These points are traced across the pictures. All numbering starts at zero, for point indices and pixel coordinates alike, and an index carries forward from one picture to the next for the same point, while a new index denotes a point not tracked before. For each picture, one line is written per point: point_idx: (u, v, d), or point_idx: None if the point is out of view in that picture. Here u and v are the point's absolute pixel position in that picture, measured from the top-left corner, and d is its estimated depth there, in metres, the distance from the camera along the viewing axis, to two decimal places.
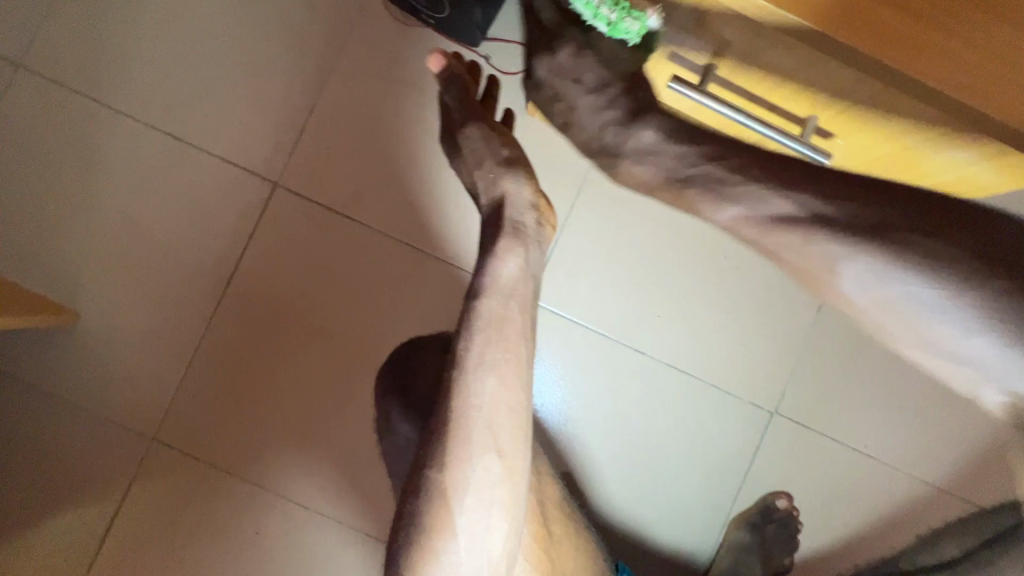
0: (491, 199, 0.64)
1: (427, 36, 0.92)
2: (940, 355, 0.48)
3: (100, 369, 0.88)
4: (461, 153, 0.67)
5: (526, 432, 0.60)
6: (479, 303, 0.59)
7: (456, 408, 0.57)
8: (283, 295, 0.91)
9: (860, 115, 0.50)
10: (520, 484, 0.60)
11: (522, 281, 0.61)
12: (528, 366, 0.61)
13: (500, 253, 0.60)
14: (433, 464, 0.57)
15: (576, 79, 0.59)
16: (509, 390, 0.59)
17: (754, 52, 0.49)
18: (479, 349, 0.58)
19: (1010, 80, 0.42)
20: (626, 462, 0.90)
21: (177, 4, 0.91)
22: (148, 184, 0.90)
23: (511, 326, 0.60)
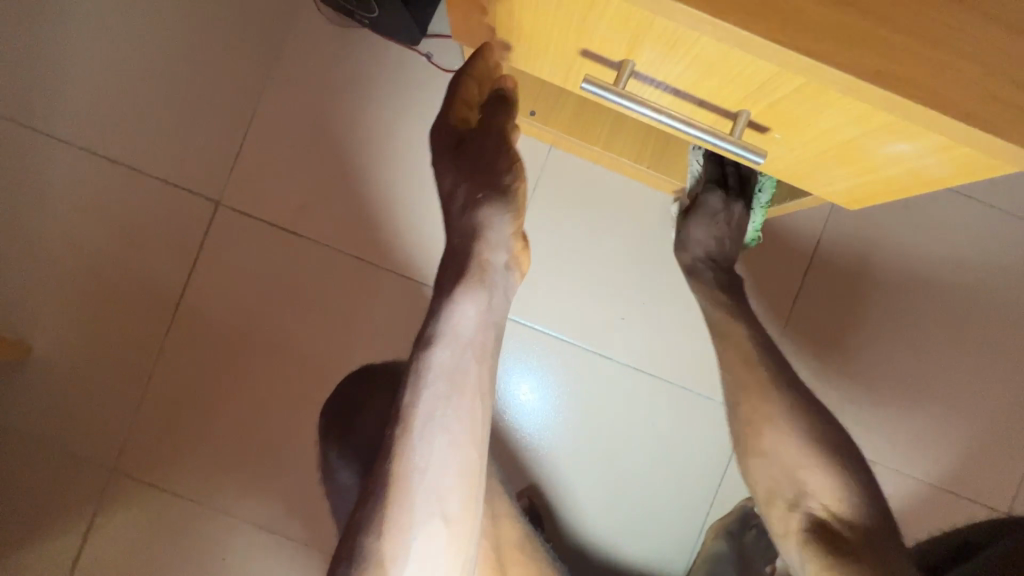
0: (467, 226, 0.56)
1: (366, 37, 0.88)
2: (792, 490, 0.66)
3: (54, 403, 0.87)
4: (463, 161, 0.57)
5: (477, 496, 0.57)
6: (432, 354, 0.55)
7: (395, 467, 0.54)
8: (235, 318, 0.88)
9: (797, 112, 0.43)
10: (467, 550, 0.57)
11: (482, 332, 0.57)
12: (482, 424, 0.58)
13: (456, 299, 0.55)
14: (369, 532, 0.53)
15: (720, 241, 0.77)
16: (459, 448, 0.56)
17: (669, 51, 0.42)
18: (430, 403, 0.55)
19: (961, 69, 0.36)
20: (598, 481, 0.87)
21: (105, 21, 0.87)
22: (89, 210, 0.87)
23: (465, 380, 0.56)
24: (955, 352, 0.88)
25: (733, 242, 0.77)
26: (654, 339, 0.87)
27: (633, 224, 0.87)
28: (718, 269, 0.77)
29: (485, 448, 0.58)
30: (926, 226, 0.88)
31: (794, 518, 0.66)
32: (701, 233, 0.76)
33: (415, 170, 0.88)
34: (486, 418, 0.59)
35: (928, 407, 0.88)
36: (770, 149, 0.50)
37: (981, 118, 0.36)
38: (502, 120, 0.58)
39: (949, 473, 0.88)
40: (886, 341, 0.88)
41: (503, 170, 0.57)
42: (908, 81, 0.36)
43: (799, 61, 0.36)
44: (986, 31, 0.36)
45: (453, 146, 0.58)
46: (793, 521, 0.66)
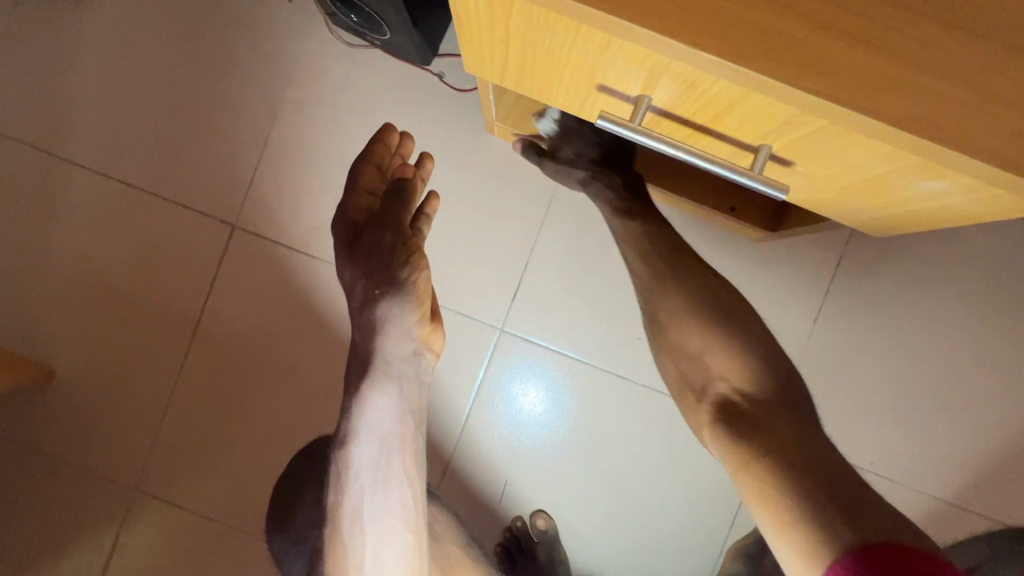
0: (367, 323, 0.58)
1: (377, 57, 0.87)
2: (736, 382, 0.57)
3: (77, 425, 0.89)
4: (361, 253, 0.60)
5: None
6: (350, 453, 0.56)
7: (334, 567, 0.56)
8: (250, 340, 0.89)
9: (819, 149, 0.42)
10: None
11: (399, 417, 0.59)
12: (415, 504, 0.60)
13: (365, 396, 0.56)
14: None
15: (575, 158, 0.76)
16: (398, 536, 0.58)
17: (687, 91, 0.41)
18: (359, 500, 0.57)
19: (997, 112, 0.34)
20: (607, 507, 0.87)
21: (119, 47, 0.88)
22: (107, 234, 0.89)
23: (392, 466, 0.58)
24: (986, 369, 0.85)
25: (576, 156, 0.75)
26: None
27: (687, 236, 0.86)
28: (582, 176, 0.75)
29: (424, 525, 0.60)
30: (953, 239, 0.85)
31: (704, 410, 0.59)
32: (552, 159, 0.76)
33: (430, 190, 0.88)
34: (422, 494, 0.61)
35: (959, 426, 0.85)
36: (793, 180, 0.48)
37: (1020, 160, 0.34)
38: (394, 205, 0.61)
39: (982, 495, 0.85)
40: (910, 357, 0.86)
41: (400, 265, 0.58)
42: (941, 122, 0.34)
43: (823, 105, 0.34)
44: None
45: (352, 237, 0.62)
46: (703, 413, 0.59)
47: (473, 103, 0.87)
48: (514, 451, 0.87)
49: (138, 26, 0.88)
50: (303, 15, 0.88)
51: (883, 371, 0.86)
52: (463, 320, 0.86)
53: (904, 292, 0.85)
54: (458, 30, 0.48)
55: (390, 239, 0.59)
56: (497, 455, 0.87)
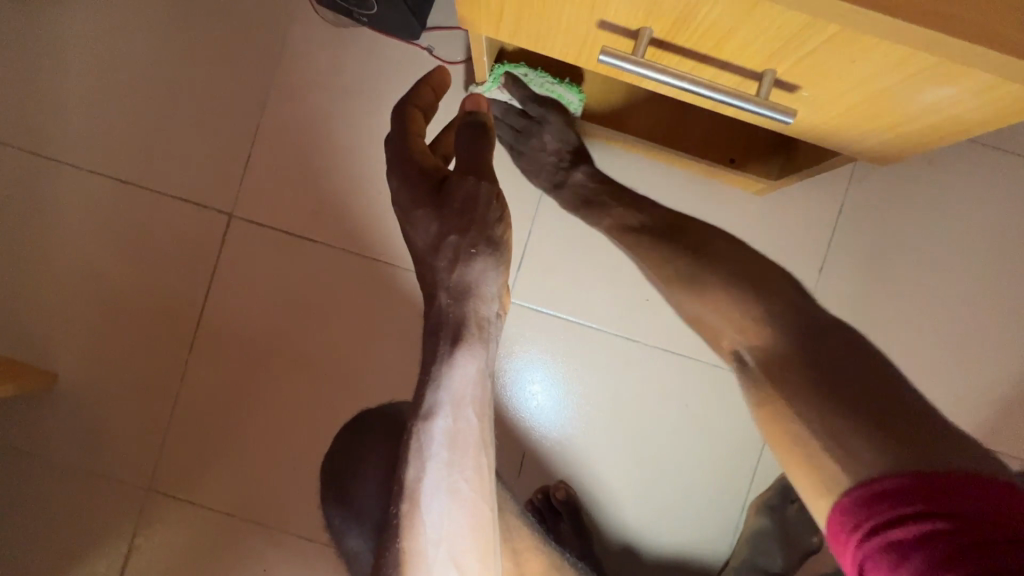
0: (455, 286, 0.57)
1: (364, 35, 0.87)
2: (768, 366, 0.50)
3: (83, 428, 0.87)
4: (453, 200, 0.57)
5: (493, 546, 0.59)
6: (433, 424, 0.56)
7: (411, 543, 0.55)
8: (255, 329, 0.88)
9: (826, 69, 0.42)
10: None
11: (479, 388, 0.58)
12: (490, 474, 0.59)
13: (455, 361, 0.56)
14: None
15: (544, 149, 0.76)
16: (471, 506, 0.57)
17: (690, 14, 0.41)
18: (435, 472, 0.56)
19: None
20: (635, 480, 0.86)
21: (100, 41, 0.87)
22: (101, 233, 0.87)
23: (468, 438, 0.57)
24: (994, 307, 0.86)
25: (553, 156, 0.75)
26: (686, 321, 0.86)
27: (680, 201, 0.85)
28: (566, 169, 0.74)
29: (496, 496, 0.60)
30: (954, 180, 0.85)
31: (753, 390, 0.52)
32: (552, 178, 0.76)
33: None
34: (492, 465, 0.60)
35: (967, 361, 0.86)
36: (798, 107, 0.48)
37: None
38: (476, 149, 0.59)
39: (993, 428, 0.85)
40: (919, 301, 0.86)
41: (494, 222, 0.58)
42: (956, 17, 0.34)
43: (837, 7, 0.34)
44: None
45: (435, 186, 0.58)
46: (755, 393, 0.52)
47: (464, 75, 0.86)
48: (536, 432, 0.86)
49: (118, 19, 0.87)
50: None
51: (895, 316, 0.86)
52: None
53: (906, 233, 0.86)
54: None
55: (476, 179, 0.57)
56: (516, 431, 0.86)
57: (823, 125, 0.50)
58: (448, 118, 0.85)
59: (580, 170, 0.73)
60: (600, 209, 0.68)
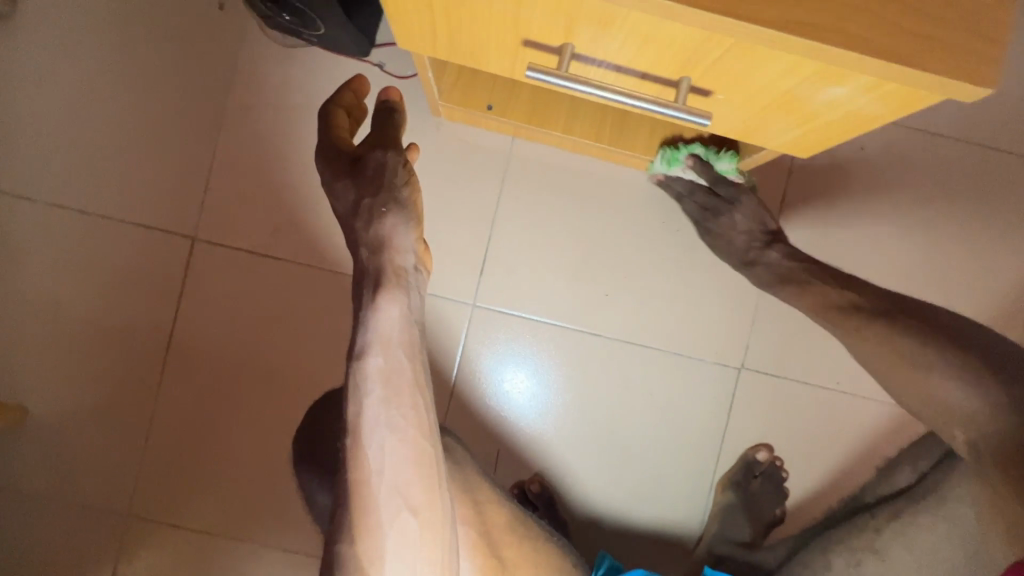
0: (371, 239, 0.60)
1: (316, 54, 0.89)
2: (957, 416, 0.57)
3: (60, 459, 0.87)
4: (365, 168, 0.62)
5: (437, 482, 0.60)
6: (365, 362, 0.58)
7: (357, 475, 0.58)
8: (226, 348, 0.89)
9: (732, 74, 0.46)
10: (441, 539, 0.60)
11: (407, 330, 0.60)
12: (428, 412, 0.61)
13: (378, 305, 0.59)
14: (342, 540, 0.57)
15: (749, 224, 0.79)
16: (411, 441, 0.59)
17: (603, 31, 0.44)
18: (374, 408, 0.58)
19: (870, 6, 0.37)
20: (597, 452, 0.90)
21: (53, 74, 0.87)
22: (66, 264, 0.87)
23: (402, 377, 0.59)
24: (934, 280, 0.91)
25: (749, 237, 0.79)
26: (637, 302, 0.90)
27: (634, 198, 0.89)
28: (765, 245, 0.78)
29: (436, 435, 0.61)
30: (890, 161, 0.90)
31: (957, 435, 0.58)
32: (743, 254, 0.79)
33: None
34: (432, 405, 0.62)
35: None
36: (716, 109, 0.52)
37: (894, 47, 0.38)
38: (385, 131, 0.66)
39: None
40: (867, 278, 0.90)
41: (401, 180, 0.62)
42: (831, 25, 0.37)
43: (725, 22, 0.38)
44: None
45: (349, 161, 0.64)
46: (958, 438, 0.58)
47: (416, 88, 0.88)
48: (504, 421, 0.89)
49: (71, 52, 0.87)
50: (236, 20, 0.88)
51: None
52: (437, 300, 0.87)
53: (850, 217, 0.90)
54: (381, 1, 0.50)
55: (381, 155, 0.63)
56: (490, 428, 0.89)
57: (743, 124, 0.54)
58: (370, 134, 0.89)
59: (775, 249, 0.77)
60: (801, 286, 0.72)
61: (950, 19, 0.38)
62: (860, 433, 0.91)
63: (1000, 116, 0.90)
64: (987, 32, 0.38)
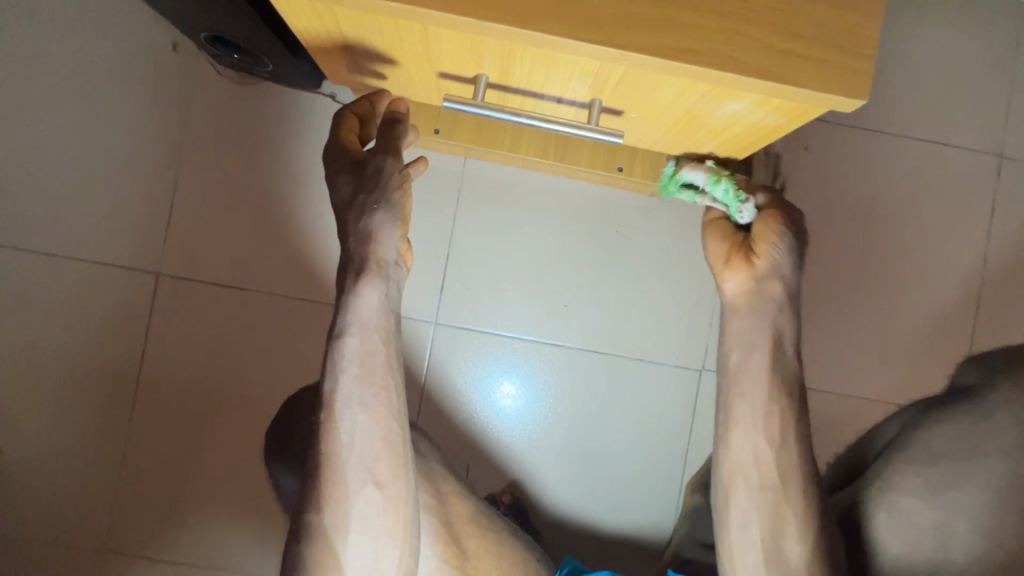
0: (357, 232, 0.60)
1: (269, 88, 0.91)
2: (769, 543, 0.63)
3: (34, 499, 0.88)
4: (364, 169, 0.60)
5: (404, 460, 0.62)
6: (343, 341, 0.60)
7: (326, 448, 0.60)
8: (194, 380, 0.90)
9: (636, 94, 0.48)
10: (407, 510, 0.62)
11: (384, 317, 0.62)
12: (399, 394, 0.63)
13: (358, 291, 0.60)
14: (311, 506, 0.59)
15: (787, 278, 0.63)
16: (381, 421, 0.61)
17: (509, 60, 0.46)
18: (348, 385, 0.60)
19: (747, 30, 0.40)
20: (571, 447, 0.91)
21: (13, 123, 0.89)
22: (32, 307, 0.89)
23: (377, 359, 0.62)
24: (886, 272, 0.92)
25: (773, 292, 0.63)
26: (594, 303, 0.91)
27: (586, 209, 0.91)
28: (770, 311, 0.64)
29: (407, 416, 0.63)
30: (832, 158, 0.92)
31: None
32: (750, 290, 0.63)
33: None
34: (404, 389, 0.64)
35: (870, 326, 0.92)
36: (633, 126, 0.54)
37: (772, 66, 0.40)
38: (393, 137, 0.62)
39: (901, 387, 0.92)
40: (819, 273, 0.92)
41: (392, 179, 0.60)
42: (710, 49, 0.39)
43: (608, 52, 0.40)
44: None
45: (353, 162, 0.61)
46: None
47: None
48: (476, 425, 0.91)
49: (29, 100, 0.89)
50: (187, 62, 0.90)
51: None
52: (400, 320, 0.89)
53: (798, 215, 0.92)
54: (296, 29, 0.52)
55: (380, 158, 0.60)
56: (457, 444, 0.90)
57: (658, 136, 0.57)
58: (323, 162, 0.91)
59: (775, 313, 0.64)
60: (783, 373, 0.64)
61: (819, 37, 0.40)
62: (825, 429, 0.91)
63: (938, 108, 0.93)
64: (857, 49, 0.40)
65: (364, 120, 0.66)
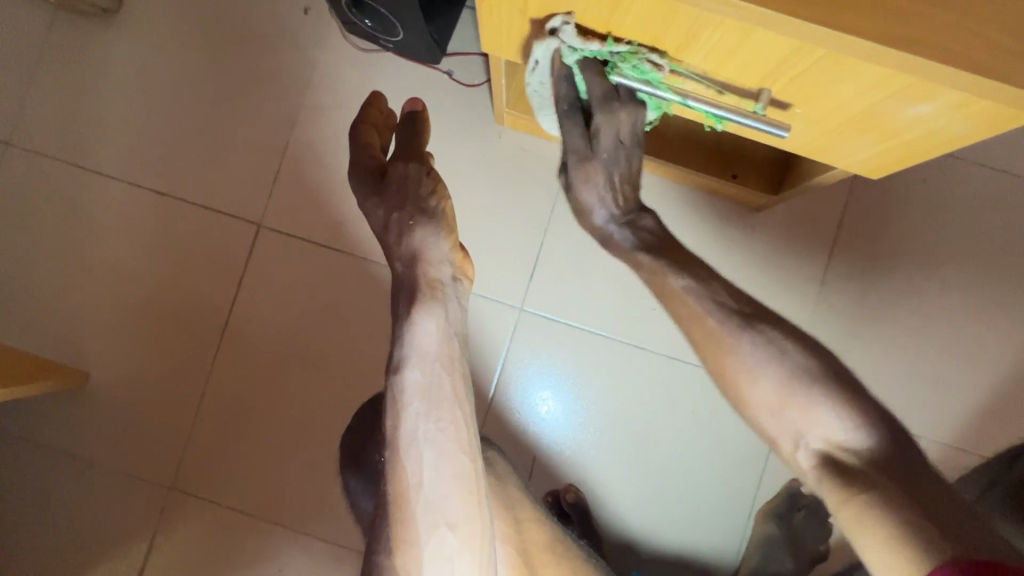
0: (406, 255, 0.62)
1: (389, 60, 0.93)
2: (784, 426, 0.50)
3: (112, 426, 0.91)
4: (388, 186, 0.64)
5: (478, 497, 0.57)
6: (402, 375, 0.58)
7: (393, 490, 0.56)
8: (278, 333, 0.92)
9: (812, 86, 0.47)
10: (487, 551, 0.57)
11: (445, 344, 0.59)
12: (470, 425, 0.59)
13: (414, 319, 0.59)
14: (383, 550, 0.56)
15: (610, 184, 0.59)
16: (451, 456, 0.57)
17: (688, 37, 0.46)
18: (413, 423, 0.57)
19: (959, 25, 0.38)
20: (642, 454, 0.89)
21: (147, 65, 0.94)
22: (137, 241, 0.92)
23: (441, 390, 0.58)
24: (994, 317, 0.88)
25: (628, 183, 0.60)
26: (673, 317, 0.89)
27: (688, 216, 0.89)
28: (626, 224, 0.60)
29: (478, 448, 0.59)
30: (951, 193, 0.88)
31: None
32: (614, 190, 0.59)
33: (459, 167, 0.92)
34: (475, 418, 0.61)
35: (969, 372, 0.87)
36: (793, 123, 0.53)
37: (982, 63, 0.38)
38: (410, 146, 0.67)
39: (998, 439, 0.86)
40: (922, 309, 0.88)
41: (428, 196, 0.64)
42: (922, 41, 0.38)
43: (814, 32, 0.39)
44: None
45: (376, 179, 0.66)
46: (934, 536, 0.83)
47: (480, 97, 0.92)
48: (547, 417, 0.89)
49: (165, 45, 0.94)
50: (317, 28, 0.93)
51: (893, 329, 0.88)
52: (487, 302, 0.89)
53: (907, 247, 0.88)
54: (478, 8, 0.52)
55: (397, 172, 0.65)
56: (522, 437, 0.89)
57: (812, 141, 0.55)
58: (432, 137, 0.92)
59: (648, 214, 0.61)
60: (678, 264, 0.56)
61: None
62: None
63: None
64: None
65: (382, 131, 0.72)
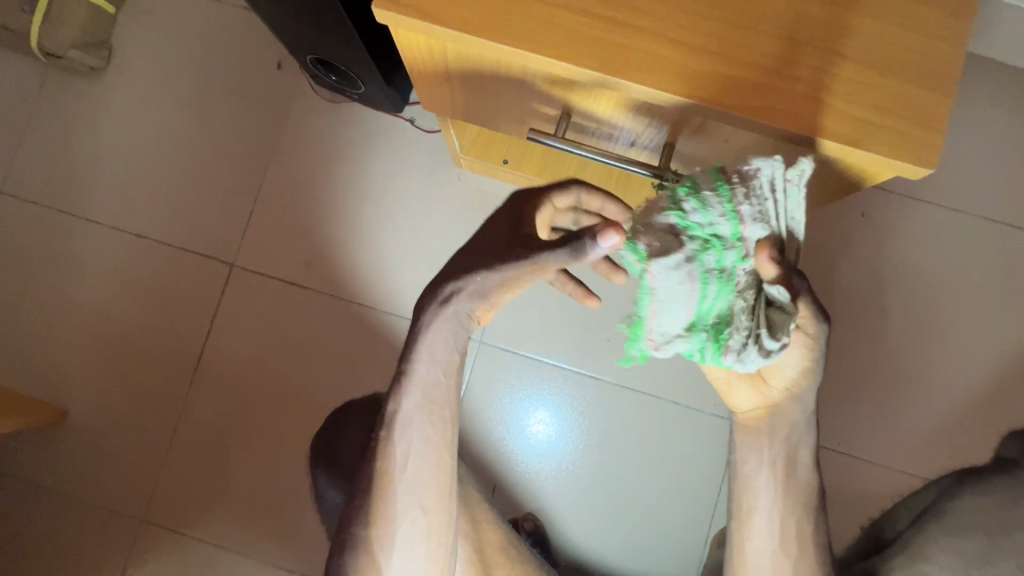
0: (443, 297, 0.53)
1: (356, 108, 1.00)
2: None
3: (88, 460, 0.94)
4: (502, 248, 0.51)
5: (449, 489, 0.62)
6: (412, 366, 0.58)
7: (378, 466, 0.60)
8: (249, 367, 0.96)
9: (709, 144, 0.51)
10: (448, 536, 0.63)
11: (455, 352, 0.57)
12: (456, 426, 0.62)
13: (433, 324, 0.55)
14: (357, 521, 0.61)
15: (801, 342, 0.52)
16: (434, 449, 0.61)
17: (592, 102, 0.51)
18: (412, 409, 0.59)
19: (816, 96, 0.43)
20: (599, 481, 0.91)
21: (131, 117, 1.00)
22: (117, 282, 0.97)
23: (441, 393, 0.59)
24: (933, 343, 0.91)
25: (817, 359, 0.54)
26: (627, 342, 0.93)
27: None
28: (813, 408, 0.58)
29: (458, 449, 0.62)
30: (887, 225, 0.93)
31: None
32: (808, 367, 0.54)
33: (418, 206, 0.97)
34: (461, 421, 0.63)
35: (911, 396, 0.90)
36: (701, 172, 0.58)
37: (840, 130, 0.43)
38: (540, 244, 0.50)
39: (944, 464, 0.88)
40: (865, 336, 0.91)
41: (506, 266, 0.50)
42: (783, 110, 0.43)
43: (690, 105, 0.43)
44: (856, 71, 0.43)
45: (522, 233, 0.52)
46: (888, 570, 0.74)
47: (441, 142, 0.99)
48: (505, 446, 0.92)
49: (148, 99, 1.01)
50: (290, 80, 1.00)
51: (837, 357, 0.91)
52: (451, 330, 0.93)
53: (848, 277, 0.92)
54: (411, 71, 0.57)
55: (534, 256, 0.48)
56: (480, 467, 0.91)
57: None
58: (394, 178, 0.98)
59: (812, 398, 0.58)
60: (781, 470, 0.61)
61: (891, 109, 0.43)
62: (860, 498, 0.88)
63: (996, 188, 0.93)
64: (924, 121, 0.43)
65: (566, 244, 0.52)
